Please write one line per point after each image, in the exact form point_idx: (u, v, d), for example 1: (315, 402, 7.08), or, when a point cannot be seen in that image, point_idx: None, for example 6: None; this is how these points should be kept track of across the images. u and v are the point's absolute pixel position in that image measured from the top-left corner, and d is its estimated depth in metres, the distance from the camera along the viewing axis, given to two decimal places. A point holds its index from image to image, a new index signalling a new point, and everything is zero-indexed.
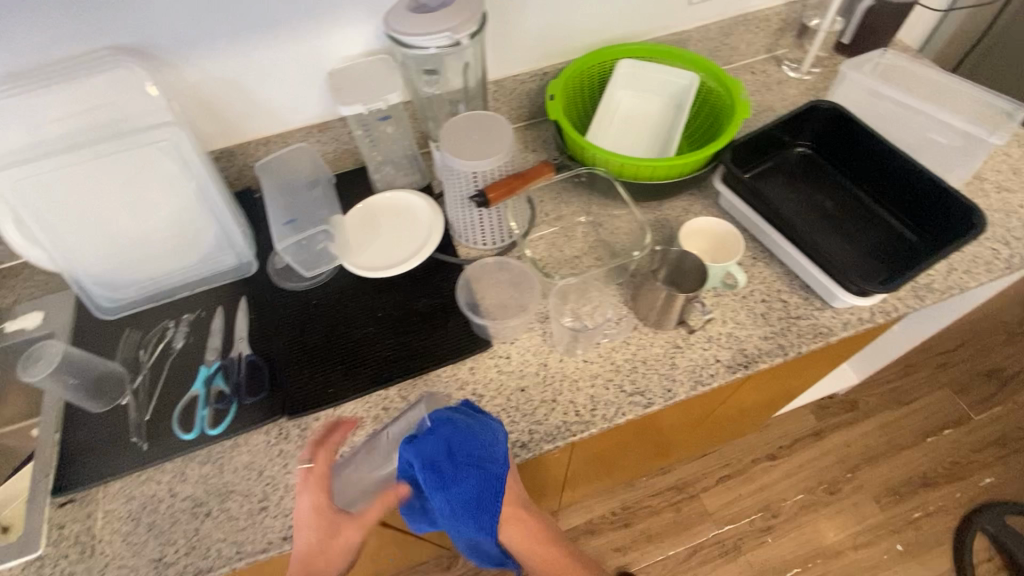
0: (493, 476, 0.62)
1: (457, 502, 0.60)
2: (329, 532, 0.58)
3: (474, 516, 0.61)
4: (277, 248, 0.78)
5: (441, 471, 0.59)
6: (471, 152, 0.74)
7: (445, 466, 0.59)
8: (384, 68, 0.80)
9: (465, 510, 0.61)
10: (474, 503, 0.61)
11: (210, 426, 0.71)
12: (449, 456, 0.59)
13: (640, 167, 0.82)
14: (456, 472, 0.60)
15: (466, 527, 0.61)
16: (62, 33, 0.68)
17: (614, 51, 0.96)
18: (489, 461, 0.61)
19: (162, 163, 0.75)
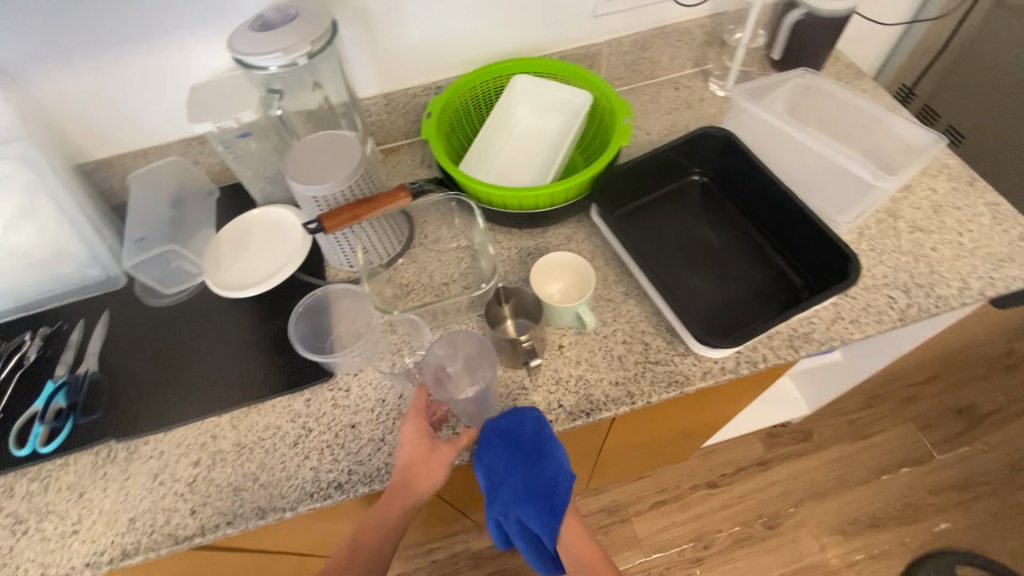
0: (535, 469, 0.64)
1: (517, 491, 0.64)
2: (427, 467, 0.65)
3: (520, 507, 0.63)
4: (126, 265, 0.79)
5: (490, 463, 0.65)
6: (311, 175, 0.71)
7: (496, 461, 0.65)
8: (243, 86, 0.78)
9: (530, 493, 0.63)
10: (520, 492, 0.64)
11: (42, 444, 0.70)
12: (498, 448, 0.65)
13: (504, 196, 0.78)
14: (513, 461, 0.64)
15: (535, 517, 0.62)
16: None
17: (506, 67, 0.91)
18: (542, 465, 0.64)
19: (19, 173, 0.75)
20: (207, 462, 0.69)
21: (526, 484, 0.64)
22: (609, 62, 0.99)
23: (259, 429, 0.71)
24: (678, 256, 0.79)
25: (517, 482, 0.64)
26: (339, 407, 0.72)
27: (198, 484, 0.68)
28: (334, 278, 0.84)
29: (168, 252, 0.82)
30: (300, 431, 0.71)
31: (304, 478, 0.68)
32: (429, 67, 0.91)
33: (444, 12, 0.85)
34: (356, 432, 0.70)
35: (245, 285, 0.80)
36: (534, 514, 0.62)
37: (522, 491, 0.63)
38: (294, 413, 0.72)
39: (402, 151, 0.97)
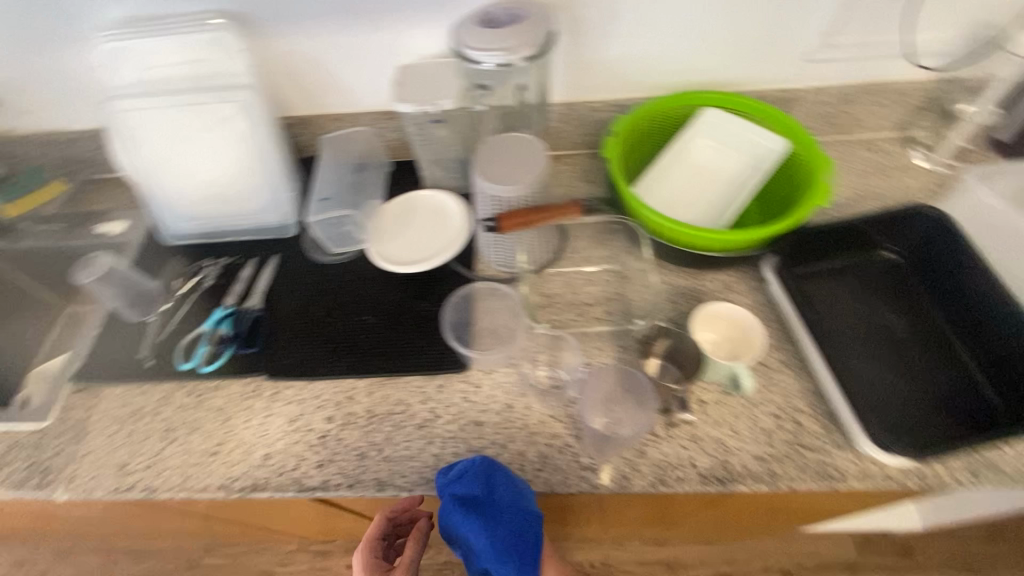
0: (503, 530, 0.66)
1: (486, 552, 0.67)
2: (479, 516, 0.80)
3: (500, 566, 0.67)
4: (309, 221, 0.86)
5: (458, 526, 0.67)
6: (496, 174, 0.72)
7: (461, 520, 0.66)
8: (449, 74, 0.81)
9: (502, 549, 0.66)
10: (488, 552, 0.66)
11: (205, 363, 0.78)
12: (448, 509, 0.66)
13: (678, 233, 0.75)
14: (477, 527, 0.66)
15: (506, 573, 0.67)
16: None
17: (700, 98, 0.89)
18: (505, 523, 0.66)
19: (238, 120, 0.83)
20: (340, 421, 0.73)
21: (493, 544, 0.66)
22: (804, 110, 0.93)
23: (390, 402, 0.73)
24: (853, 335, 0.72)
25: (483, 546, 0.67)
26: (468, 402, 0.73)
27: (327, 440, 0.71)
28: (481, 272, 0.84)
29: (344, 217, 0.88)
30: (427, 416, 0.72)
31: (425, 463, 0.69)
32: (618, 84, 0.89)
33: (653, 31, 0.83)
34: (480, 432, 0.70)
35: (402, 263, 0.85)
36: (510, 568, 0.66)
37: (487, 547, 0.66)
38: (425, 396, 0.74)
39: (566, 160, 0.97)
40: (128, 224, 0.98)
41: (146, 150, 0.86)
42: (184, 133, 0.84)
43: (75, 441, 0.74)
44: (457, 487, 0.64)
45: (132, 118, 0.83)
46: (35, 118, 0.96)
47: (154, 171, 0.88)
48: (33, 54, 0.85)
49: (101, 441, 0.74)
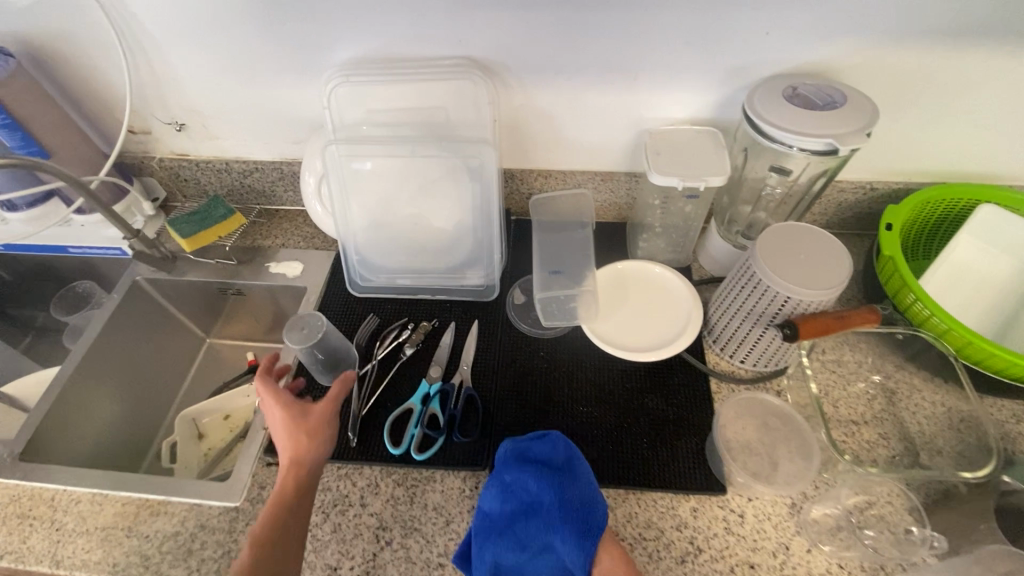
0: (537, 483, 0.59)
1: (548, 520, 0.58)
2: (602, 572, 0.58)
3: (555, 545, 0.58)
4: (535, 297, 0.78)
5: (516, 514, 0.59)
6: (794, 274, 0.62)
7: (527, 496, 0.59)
8: (712, 145, 0.72)
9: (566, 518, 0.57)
10: (556, 526, 0.57)
11: (416, 451, 0.68)
12: (514, 493, 0.60)
13: (994, 354, 0.63)
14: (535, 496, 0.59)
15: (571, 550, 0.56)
16: (428, 38, 0.68)
17: (974, 192, 0.77)
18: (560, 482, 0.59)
19: (462, 178, 0.76)
20: None
21: (557, 516, 0.57)
22: None
23: (639, 525, 0.63)
24: None
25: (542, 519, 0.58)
26: (734, 535, 0.62)
27: None
28: (714, 367, 0.76)
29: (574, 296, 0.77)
30: (685, 547, 0.62)
31: None
32: (877, 166, 0.79)
33: (946, 116, 0.72)
34: None
35: (627, 350, 0.73)
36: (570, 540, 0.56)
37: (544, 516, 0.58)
38: (680, 521, 0.63)
39: None
40: (303, 267, 0.91)
41: (351, 197, 0.78)
42: (400, 185, 0.77)
43: None
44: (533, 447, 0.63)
45: (348, 165, 0.75)
46: (220, 146, 0.89)
47: (354, 220, 0.80)
48: (244, 85, 0.79)
49: None
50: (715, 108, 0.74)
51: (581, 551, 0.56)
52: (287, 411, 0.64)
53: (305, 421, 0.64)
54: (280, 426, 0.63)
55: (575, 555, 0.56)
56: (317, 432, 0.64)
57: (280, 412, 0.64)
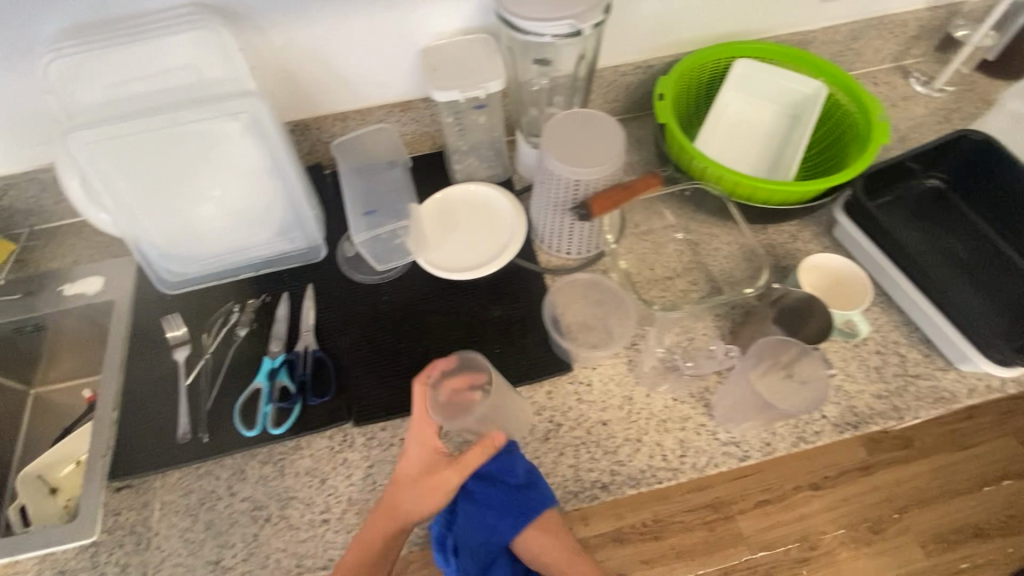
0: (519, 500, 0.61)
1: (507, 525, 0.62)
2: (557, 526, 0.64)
3: (511, 490, 0.61)
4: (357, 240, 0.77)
5: (510, 507, 0.61)
6: (577, 157, 0.66)
7: (508, 477, 0.61)
8: (484, 50, 0.73)
9: (503, 507, 0.61)
10: (504, 521, 0.62)
11: (272, 425, 0.67)
12: (511, 506, 0.61)
13: (757, 186, 0.73)
14: (512, 456, 0.61)
15: (489, 513, 0.62)
16: None
17: (729, 50, 0.85)
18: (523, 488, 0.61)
19: (242, 136, 0.70)
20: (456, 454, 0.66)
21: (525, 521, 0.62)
22: (817, 50, 0.94)
23: None
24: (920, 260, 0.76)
25: (541, 502, 0.61)
26: (585, 403, 0.69)
27: None
28: (549, 265, 0.80)
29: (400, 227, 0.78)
30: (547, 426, 0.68)
31: (564, 477, 0.64)
32: (645, 43, 0.85)
33: None
34: (609, 430, 0.67)
35: (479, 266, 0.77)
36: (494, 510, 0.62)
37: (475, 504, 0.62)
38: (538, 406, 0.69)
39: None
40: (105, 280, 0.81)
41: (124, 187, 0.70)
42: (173, 158, 0.69)
43: (141, 550, 0.62)
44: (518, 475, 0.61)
45: (102, 147, 0.66)
46: None
47: (137, 209, 0.72)
48: None
49: (175, 544, 0.62)
50: (481, 13, 0.74)
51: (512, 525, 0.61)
52: (433, 461, 0.60)
53: (432, 482, 0.58)
54: (421, 496, 0.58)
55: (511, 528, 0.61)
56: (433, 492, 0.58)
57: (420, 489, 0.58)
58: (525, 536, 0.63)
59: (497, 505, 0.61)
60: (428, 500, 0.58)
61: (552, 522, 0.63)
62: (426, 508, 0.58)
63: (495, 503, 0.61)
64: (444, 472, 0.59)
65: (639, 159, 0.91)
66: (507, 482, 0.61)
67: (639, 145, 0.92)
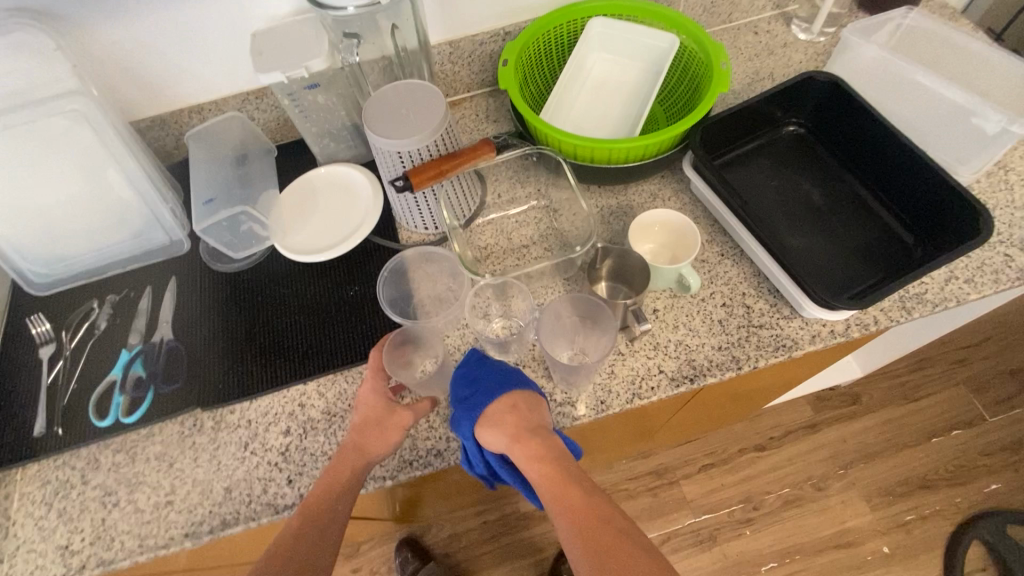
0: (461, 404, 0.62)
1: (466, 420, 0.61)
2: (526, 417, 0.60)
3: (463, 396, 0.62)
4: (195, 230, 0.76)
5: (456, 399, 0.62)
6: (394, 129, 0.66)
7: (461, 384, 0.63)
8: (310, 29, 0.72)
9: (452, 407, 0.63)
10: (463, 416, 0.61)
11: (125, 414, 0.69)
12: (459, 399, 0.62)
13: (592, 147, 0.72)
14: (491, 368, 0.64)
15: (464, 426, 0.61)
16: None
17: (580, 11, 0.84)
18: (465, 388, 0.63)
19: (82, 134, 0.71)
20: (299, 431, 0.67)
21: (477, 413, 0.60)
22: (687, 4, 0.92)
23: (348, 397, 0.69)
24: (773, 209, 0.75)
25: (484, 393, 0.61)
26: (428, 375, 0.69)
27: (292, 453, 0.66)
28: (409, 242, 0.80)
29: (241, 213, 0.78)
30: None
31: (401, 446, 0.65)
32: (498, 10, 0.84)
33: None
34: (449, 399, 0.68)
35: (332, 246, 0.77)
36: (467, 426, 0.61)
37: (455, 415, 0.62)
38: None
39: (465, 105, 0.92)
40: None
41: None
42: (9, 161, 0.70)
43: None
44: (477, 377, 0.63)
45: None
46: None
47: None
48: None
49: (29, 532, 0.64)
50: None
51: (467, 421, 0.60)
52: (373, 408, 0.63)
53: (381, 423, 0.62)
54: (366, 435, 0.61)
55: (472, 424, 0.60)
56: (387, 432, 0.62)
57: (373, 432, 0.62)
58: (483, 433, 0.59)
59: (469, 411, 0.61)
60: (387, 441, 0.62)
61: (507, 415, 0.59)
62: (377, 446, 0.61)
63: (462, 408, 0.61)
64: (385, 414, 0.63)
65: (508, 129, 0.90)
66: (471, 385, 0.63)
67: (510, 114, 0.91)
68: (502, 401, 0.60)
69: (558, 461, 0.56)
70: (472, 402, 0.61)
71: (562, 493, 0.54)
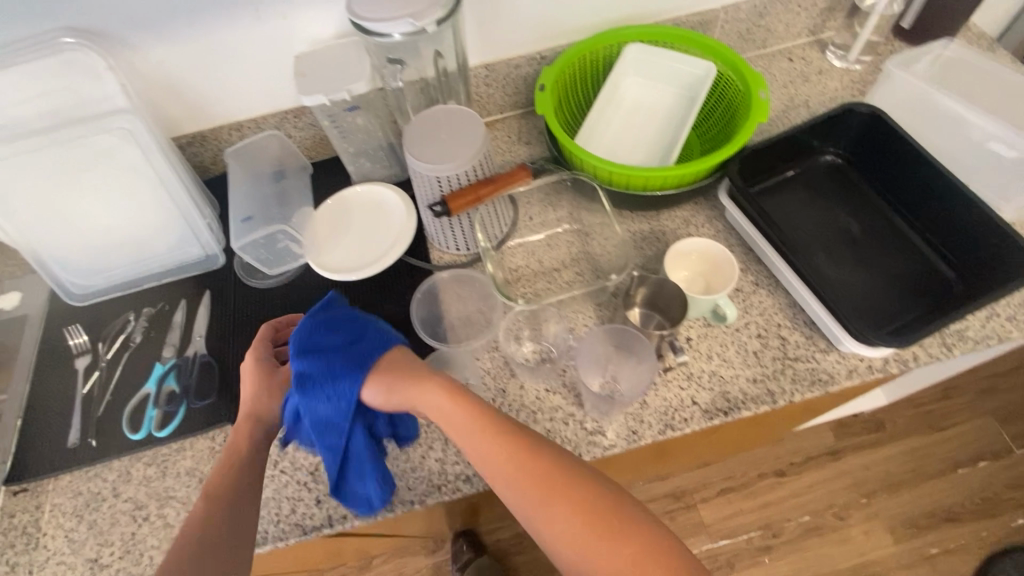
0: (332, 355, 0.57)
1: (348, 393, 0.56)
2: (426, 372, 0.57)
3: (344, 356, 0.58)
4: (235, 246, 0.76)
5: (335, 362, 0.57)
6: (433, 154, 0.66)
7: (322, 342, 0.58)
8: (354, 53, 0.73)
9: (324, 373, 0.56)
10: (352, 385, 0.56)
11: (157, 428, 0.69)
12: (346, 361, 0.57)
13: (628, 174, 0.72)
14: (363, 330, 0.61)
15: (342, 390, 0.56)
16: (17, 12, 0.64)
17: (618, 36, 0.85)
18: (348, 351, 0.58)
19: (124, 150, 0.73)
20: None
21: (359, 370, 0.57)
22: (722, 30, 0.92)
23: None
24: (809, 239, 0.74)
25: (364, 350, 0.58)
26: None
27: (320, 473, 0.66)
28: (440, 261, 0.81)
29: (280, 231, 0.79)
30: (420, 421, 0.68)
31: (430, 470, 0.65)
32: (534, 34, 0.85)
33: None
34: None
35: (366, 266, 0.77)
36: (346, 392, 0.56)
37: (324, 365, 0.56)
38: None
39: (498, 126, 0.93)
40: (22, 295, 0.85)
41: (16, 206, 0.72)
42: (55, 176, 0.72)
43: (29, 550, 0.65)
44: (362, 339, 0.60)
45: None
46: None
47: (34, 226, 0.75)
48: None
49: (60, 544, 0.65)
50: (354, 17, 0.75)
51: (350, 387, 0.56)
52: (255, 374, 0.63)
53: (266, 381, 0.63)
54: (253, 395, 0.62)
55: (341, 391, 0.56)
56: (273, 392, 0.63)
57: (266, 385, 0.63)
58: (371, 392, 0.57)
59: (337, 357, 0.57)
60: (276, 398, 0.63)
61: (386, 368, 0.58)
62: (273, 407, 0.63)
63: (332, 367, 0.56)
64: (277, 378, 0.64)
65: (540, 151, 0.91)
66: (350, 350, 0.58)
67: (542, 136, 0.92)
68: (383, 366, 0.58)
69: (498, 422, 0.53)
70: (352, 362, 0.57)
71: (498, 445, 0.52)
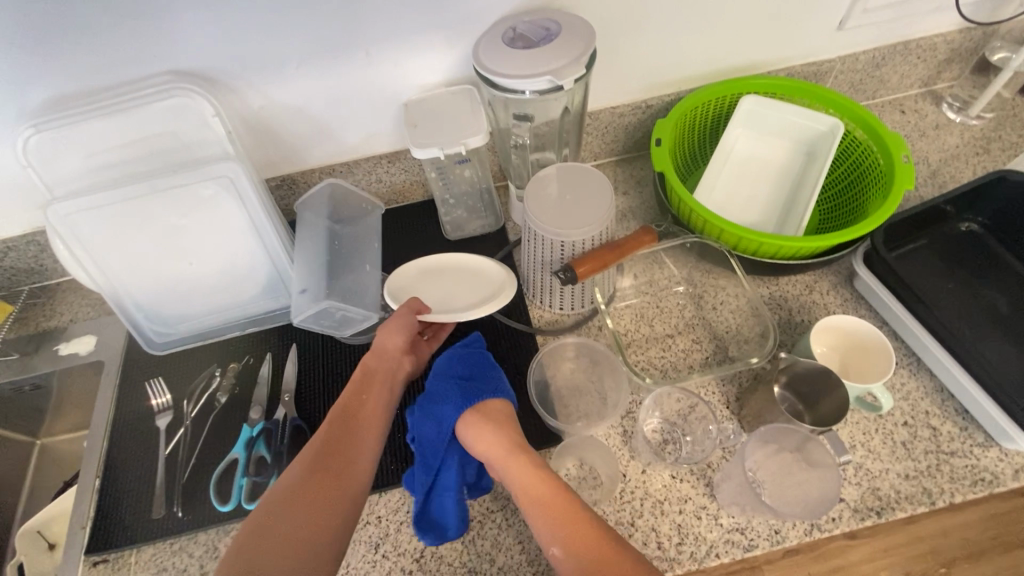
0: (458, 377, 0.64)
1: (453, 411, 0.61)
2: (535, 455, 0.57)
3: (466, 378, 0.64)
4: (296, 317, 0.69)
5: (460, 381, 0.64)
6: (559, 216, 0.63)
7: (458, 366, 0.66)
8: (468, 102, 0.70)
9: (445, 382, 0.64)
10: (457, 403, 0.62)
11: (246, 500, 0.64)
12: (465, 382, 0.64)
13: (763, 243, 0.67)
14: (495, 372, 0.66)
15: (448, 408, 0.62)
16: (129, 55, 0.61)
17: (733, 88, 0.80)
18: (473, 381, 0.64)
19: (222, 198, 0.69)
20: None
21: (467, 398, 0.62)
22: (835, 80, 0.87)
23: (486, 499, 0.63)
24: (955, 316, 0.68)
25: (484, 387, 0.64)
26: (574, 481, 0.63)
27: (427, 561, 0.60)
28: (540, 321, 0.75)
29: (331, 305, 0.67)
30: None
31: (549, 565, 0.59)
32: (644, 82, 0.80)
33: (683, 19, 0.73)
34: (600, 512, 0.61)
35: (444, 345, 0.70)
36: (452, 409, 0.61)
37: (448, 384, 0.63)
38: None
39: None
40: (98, 338, 0.81)
41: (108, 254, 0.69)
42: (153, 224, 0.69)
43: None
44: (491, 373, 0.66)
45: (82, 219, 0.66)
46: None
47: (121, 274, 0.71)
48: None
49: None
50: (466, 63, 0.72)
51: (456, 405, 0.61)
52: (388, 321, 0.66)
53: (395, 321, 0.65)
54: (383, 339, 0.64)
55: (449, 406, 0.62)
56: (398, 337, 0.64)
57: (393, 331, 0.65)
58: (471, 427, 0.60)
59: (460, 385, 0.63)
60: (399, 336, 0.64)
61: (498, 417, 0.61)
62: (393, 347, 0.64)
63: (456, 385, 0.63)
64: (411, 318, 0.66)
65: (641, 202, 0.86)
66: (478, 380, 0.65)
67: (641, 185, 0.87)
68: (490, 410, 0.62)
69: (569, 502, 0.53)
70: (475, 386, 0.63)
71: (572, 522, 0.51)
